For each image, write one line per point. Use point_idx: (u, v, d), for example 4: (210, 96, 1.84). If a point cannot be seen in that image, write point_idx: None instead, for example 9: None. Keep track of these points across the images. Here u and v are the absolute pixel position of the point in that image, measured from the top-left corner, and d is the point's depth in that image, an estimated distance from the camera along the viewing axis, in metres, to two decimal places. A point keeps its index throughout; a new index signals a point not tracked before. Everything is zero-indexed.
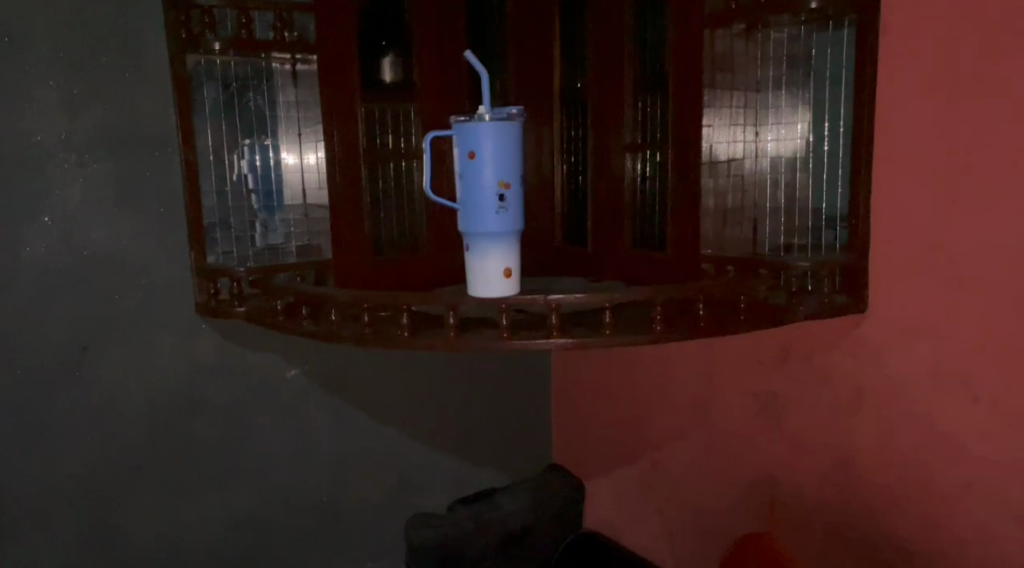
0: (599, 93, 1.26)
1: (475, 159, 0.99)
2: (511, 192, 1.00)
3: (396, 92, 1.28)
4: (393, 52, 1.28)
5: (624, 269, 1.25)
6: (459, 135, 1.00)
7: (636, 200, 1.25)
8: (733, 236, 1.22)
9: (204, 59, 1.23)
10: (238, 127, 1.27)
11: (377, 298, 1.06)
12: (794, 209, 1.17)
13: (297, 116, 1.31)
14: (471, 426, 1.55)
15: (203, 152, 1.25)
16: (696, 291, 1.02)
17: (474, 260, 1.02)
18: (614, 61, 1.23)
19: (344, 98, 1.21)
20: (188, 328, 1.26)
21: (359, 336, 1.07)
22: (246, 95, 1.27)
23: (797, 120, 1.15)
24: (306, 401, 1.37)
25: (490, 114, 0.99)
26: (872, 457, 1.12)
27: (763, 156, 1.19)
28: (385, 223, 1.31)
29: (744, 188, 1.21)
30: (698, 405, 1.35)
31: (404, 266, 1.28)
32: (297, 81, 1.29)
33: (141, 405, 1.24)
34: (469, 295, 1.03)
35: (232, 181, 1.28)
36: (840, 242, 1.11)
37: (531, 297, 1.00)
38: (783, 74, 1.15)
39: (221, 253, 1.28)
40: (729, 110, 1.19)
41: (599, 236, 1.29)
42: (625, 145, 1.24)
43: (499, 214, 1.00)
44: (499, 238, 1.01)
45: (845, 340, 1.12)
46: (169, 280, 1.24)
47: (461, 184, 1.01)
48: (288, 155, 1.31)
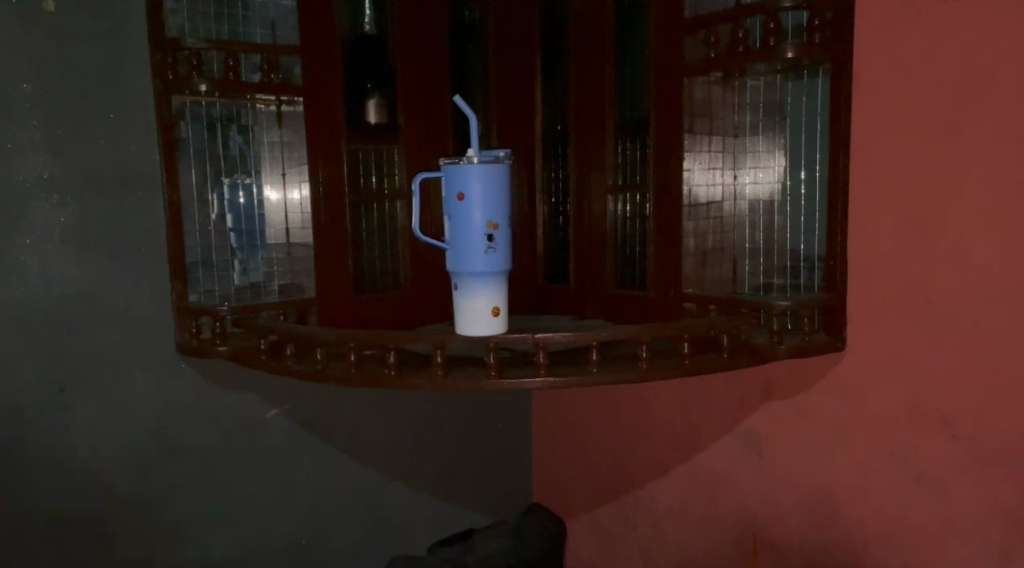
0: (580, 136, 1.29)
1: (463, 201, 1.00)
2: (499, 232, 1.02)
3: (382, 134, 1.29)
4: (378, 93, 1.29)
5: (607, 307, 1.27)
6: (448, 177, 1.01)
7: (618, 240, 1.27)
8: (712, 274, 1.22)
9: (190, 101, 1.24)
10: (219, 166, 1.27)
11: (364, 337, 1.06)
12: (772, 250, 1.18)
13: (282, 156, 1.29)
14: (451, 466, 1.54)
15: (187, 192, 1.25)
16: (681, 329, 1.03)
17: (462, 300, 1.03)
18: (595, 104, 1.26)
19: (329, 137, 1.24)
20: (169, 368, 1.24)
21: (346, 376, 1.07)
22: (229, 136, 1.27)
23: (773, 162, 1.17)
24: (286, 442, 1.35)
25: (478, 156, 1.01)
26: (854, 493, 1.13)
27: (741, 199, 1.21)
28: (369, 262, 1.31)
29: (723, 230, 1.22)
30: (679, 443, 1.36)
31: (387, 304, 1.30)
32: (281, 122, 1.29)
33: (117, 447, 1.21)
34: (457, 333, 1.04)
35: (214, 220, 1.27)
36: (817, 284, 1.14)
37: (519, 335, 1.01)
38: (759, 120, 1.18)
39: (203, 291, 1.27)
40: (708, 153, 1.20)
41: (582, 275, 1.31)
42: (608, 187, 1.27)
43: (488, 254, 1.01)
44: (487, 277, 1.02)
45: (825, 378, 1.14)
46: (148, 321, 1.22)
47: (450, 224, 1.02)
48: (272, 191, 1.30)
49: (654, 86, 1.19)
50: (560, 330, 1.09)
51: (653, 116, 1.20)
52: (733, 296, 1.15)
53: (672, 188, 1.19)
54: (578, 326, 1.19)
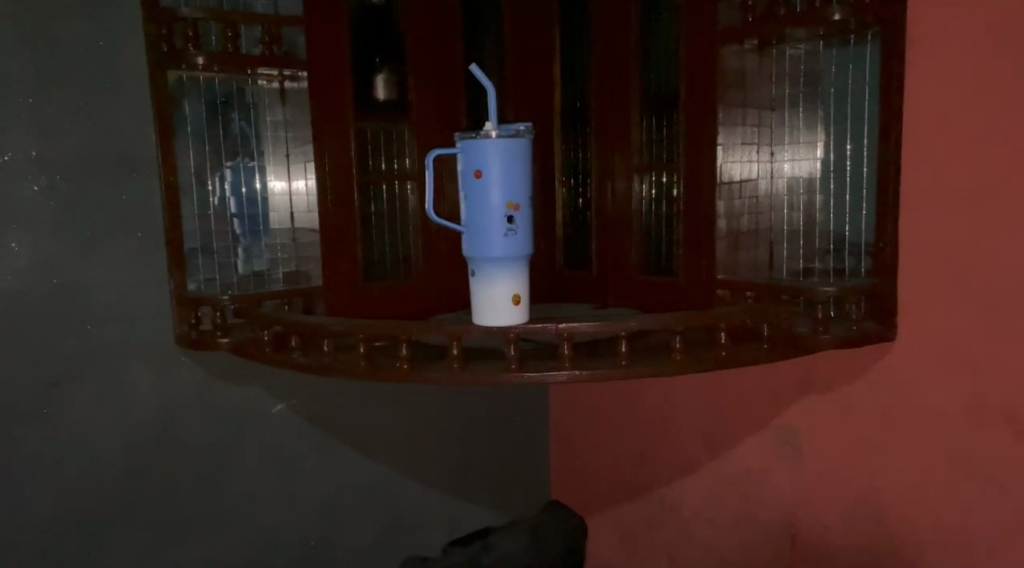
0: (603, 112, 1.21)
1: (481, 178, 0.92)
2: (519, 213, 0.93)
3: (392, 111, 1.22)
4: (387, 68, 1.22)
5: (632, 295, 1.20)
6: (464, 155, 0.93)
7: (643, 222, 1.19)
8: (746, 259, 1.13)
9: (187, 75, 1.15)
10: (220, 146, 1.19)
11: (372, 327, 0.98)
12: (812, 232, 1.10)
13: (286, 136, 1.22)
14: (466, 462, 1.47)
15: (184, 173, 1.17)
16: (718, 318, 0.95)
17: (480, 286, 0.95)
18: (620, 75, 1.18)
19: (336, 115, 1.17)
20: (167, 361, 1.17)
21: (355, 369, 1.00)
22: (231, 115, 1.20)
23: (815, 139, 1.09)
24: (292, 438, 1.28)
25: (497, 130, 0.92)
26: (902, 493, 1.05)
27: (778, 177, 1.12)
28: (377, 247, 1.24)
29: (758, 212, 1.13)
30: (709, 439, 1.28)
31: (398, 290, 1.23)
32: (286, 99, 1.22)
33: (114, 446, 1.14)
34: (475, 323, 0.96)
35: (215, 204, 1.20)
36: (865, 268, 1.04)
37: (541, 326, 0.93)
38: (800, 92, 1.09)
39: (203, 280, 1.19)
40: (742, 128, 1.11)
41: (605, 261, 1.23)
42: (633, 165, 1.18)
43: (507, 237, 0.93)
44: (506, 262, 0.94)
45: (869, 370, 1.06)
46: (145, 311, 1.15)
47: (466, 205, 0.94)
48: (275, 177, 1.23)
49: (684, 57, 1.10)
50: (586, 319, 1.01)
51: (682, 91, 1.11)
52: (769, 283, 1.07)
53: (706, 165, 1.10)
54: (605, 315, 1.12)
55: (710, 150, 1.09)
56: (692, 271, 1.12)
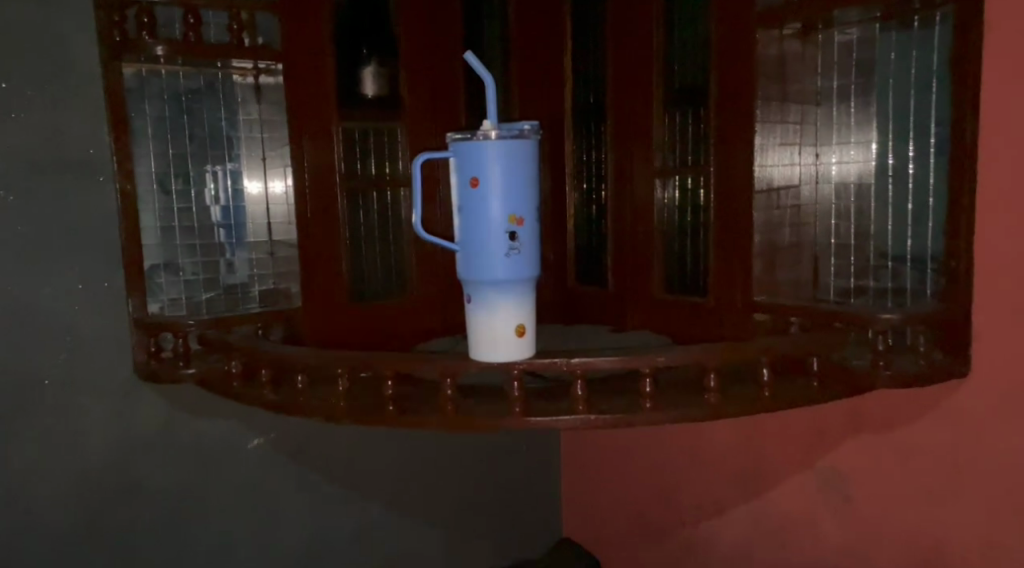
0: (620, 110, 1.07)
1: (478, 187, 0.77)
2: (524, 228, 0.78)
3: (381, 109, 1.08)
4: (375, 60, 1.07)
5: (655, 317, 1.06)
6: (459, 159, 0.78)
7: (665, 234, 1.05)
8: (784, 281, 0.98)
9: (146, 68, 1.02)
10: (186, 147, 1.05)
11: (351, 360, 0.85)
12: (863, 246, 0.94)
13: (261, 136, 1.08)
14: (468, 497, 1.33)
15: (144, 180, 1.03)
16: (758, 352, 0.80)
17: (478, 315, 0.80)
18: (636, 68, 1.04)
19: (315, 115, 1.04)
20: (127, 393, 1.03)
21: (333, 410, 0.86)
22: (199, 113, 1.06)
23: (874, 140, 0.92)
24: (270, 476, 1.14)
25: (497, 129, 0.77)
26: (972, 553, 0.89)
27: (825, 182, 0.96)
28: (367, 263, 1.10)
29: (801, 222, 0.98)
30: (741, 477, 1.13)
31: (390, 310, 1.11)
32: (261, 95, 1.07)
33: (66, 491, 1.01)
34: (472, 358, 0.81)
35: (180, 214, 1.05)
36: (932, 290, 0.88)
37: (550, 360, 0.80)
38: (851, 84, 0.93)
39: (167, 301, 1.05)
40: (783, 127, 0.96)
41: (622, 276, 1.10)
42: (654, 169, 1.04)
43: (509, 257, 0.78)
44: (509, 286, 0.79)
45: (935, 409, 0.90)
46: (102, 337, 1.01)
47: (461, 218, 0.79)
48: (250, 182, 1.09)
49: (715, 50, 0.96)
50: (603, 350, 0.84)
51: (712, 86, 0.97)
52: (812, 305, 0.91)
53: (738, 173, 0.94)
54: (626, 347, 0.98)
55: (748, 153, 0.94)
56: (724, 293, 0.98)
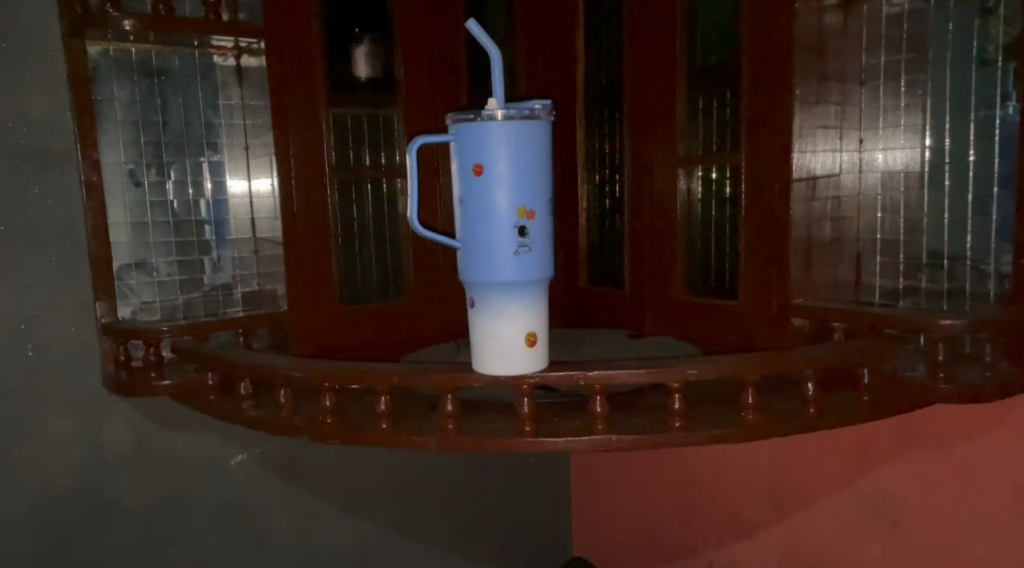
0: (637, 94, 0.98)
1: (482, 175, 0.67)
2: (535, 222, 0.68)
3: (374, 92, 0.98)
4: (368, 39, 0.98)
5: (676, 321, 0.97)
6: (460, 144, 0.68)
7: (688, 231, 0.96)
8: (825, 280, 0.88)
9: (114, 47, 0.91)
10: (159, 135, 0.95)
11: (340, 374, 0.74)
12: (914, 242, 0.84)
13: (244, 123, 0.97)
14: (472, 514, 1.23)
15: (113, 170, 0.92)
16: (804, 363, 0.70)
17: (483, 322, 0.70)
18: (659, 45, 0.95)
19: (303, 100, 0.94)
20: (94, 406, 0.93)
21: (319, 429, 0.76)
22: (173, 97, 0.95)
23: (928, 122, 0.82)
24: (255, 495, 1.04)
25: (506, 110, 0.67)
26: None
27: (869, 172, 0.87)
28: (360, 263, 1.00)
29: (842, 215, 0.88)
30: (771, 496, 1.03)
31: (386, 313, 1.01)
32: (243, 78, 0.97)
33: (26, 514, 0.90)
34: (476, 370, 0.71)
35: (154, 208, 0.95)
36: (1000, 292, 0.77)
37: (566, 374, 0.70)
38: (903, 59, 0.83)
39: (139, 305, 0.95)
40: (825, 108, 0.85)
41: (639, 275, 1.01)
42: (677, 157, 0.95)
43: (518, 256, 0.67)
44: (519, 289, 0.68)
45: (996, 425, 0.80)
46: (66, 344, 0.91)
47: (463, 211, 0.69)
48: (232, 177, 0.98)
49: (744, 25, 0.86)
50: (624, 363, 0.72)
51: (743, 67, 0.87)
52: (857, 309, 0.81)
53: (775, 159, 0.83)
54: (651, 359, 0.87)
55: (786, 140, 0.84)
56: (759, 297, 0.88)
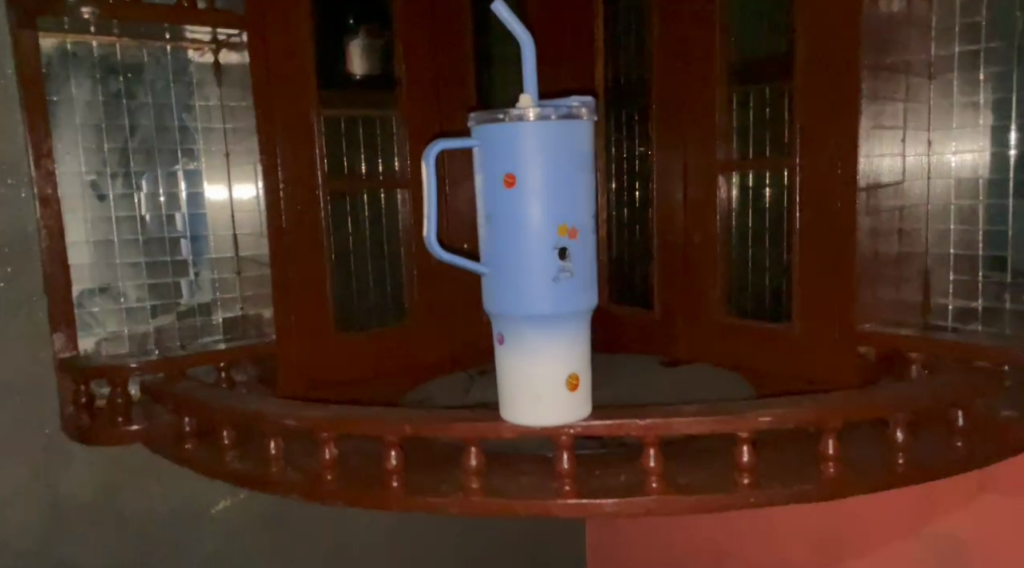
0: (669, 92, 0.87)
1: (515, 186, 0.55)
2: (578, 242, 0.56)
3: (372, 92, 0.87)
4: (362, 32, 0.87)
5: (717, 348, 0.87)
6: (487, 150, 0.56)
7: (727, 245, 0.86)
8: (889, 300, 0.78)
9: (71, 40, 0.78)
10: (126, 141, 0.82)
11: (342, 423, 0.63)
12: (996, 258, 0.74)
13: (223, 126, 0.86)
14: (476, 556, 1.12)
15: (71, 181, 0.79)
16: (893, 406, 0.60)
17: (515, 363, 0.58)
18: (697, 37, 0.84)
19: (293, 99, 0.82)
20: (50, 456, 0.79)
21: (316, 486, 0.64)
22: (141, 96, 0.83)
23: (1012, 121, 0.71)
24: (240, 549, 0.90)
25: (543, 108, 0.55)
26: None
27: (939, 178, 0.76)
28: (354, 286, 0.89)
29: (906, 228, 0.77)
30: (817, 540, 0.92)
31: (388, 340, 0.90)
32: (221, 75, 0.85)
33: None
34: (506, 419, 0.59)
35: (121, 225, 0.82)
36: None
37: (613, 423, 0.59)
38: (981, 51, 0.72)
39: (105, 334, 0.82)
40: (894, 106, 0.75)
41: (671, 296, 0.90)
42: (716, 163, 0.84)
43: (558, 282, 0.56)
44: (559, 322, 0.57)
45: None
46: (14, 384, 0.76)
47: (490, 230, 0.57)
48: (211, 185, 0.86)
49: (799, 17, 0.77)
50: (680, 407, 0.61)
51: (798, 65, 0.77)
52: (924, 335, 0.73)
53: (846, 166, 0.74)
54: (702, 399, 0.76)
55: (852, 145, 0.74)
56: (818, 323, 0.78)
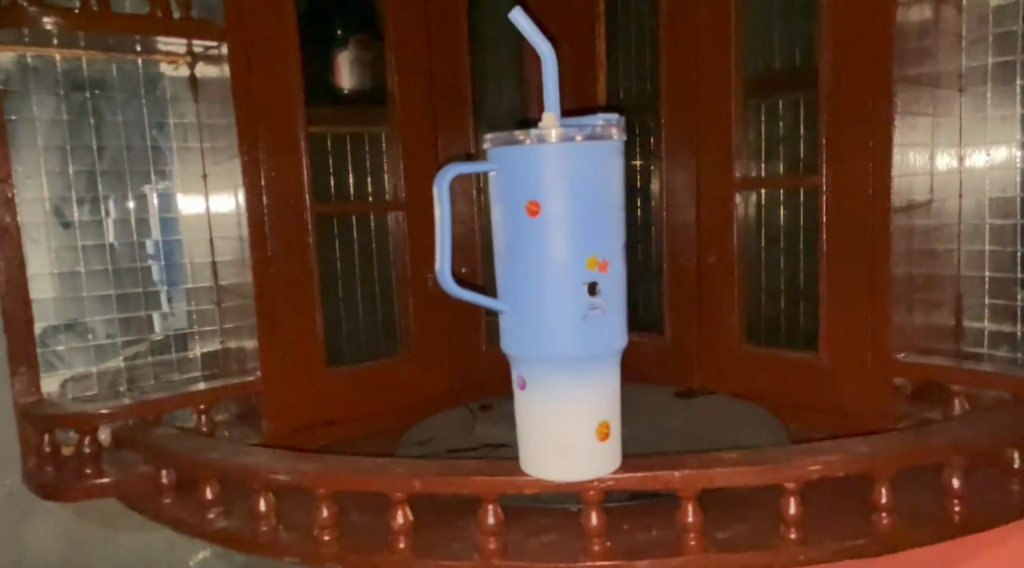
0: (679, 106, 0.82)
1: (539, 216, 0.49)
2: (608, 276, 0.50)
3: (362, 107, 0.81)
4: (351, 42, 0.80)
5: (734, 377, 0.82)
6: (506, 174, 0.50)
7: (747, 269, 0.81)
8: (921, 327, 0.72)
9: (32, 53, 0.72)
10: (93, 163, 0.75)
11: (344, 478, 0.56)
12: None
13: (200, 144, 0.79)
14: None
15: (31, 207, 0.72)
16: (948, 450, 0.55)
17: (538, 411, 0.52)
18: (711, 49, 0.79)
19: (280, 119, 0.76)
20: (12, 513, 0.71)
21: (315, 548, 0.58)
22: (109, 113, 0.75)
23: None
24: None
25: (568, 128, 0.49)
26: None
27: (972, 197, 0.70)
28: (344, 317, 0.82)
29: (937, 250, 0.71)
30: None
31: (383, 373, 0.84)
32: (198, 90, 0.78)
33: None
34: (528, 472, 0.53)
35: (87, 254, 0.75)
36: None
37: (648, 476, 0.53)
38: (1015, 61, 0.66)
39: (73, 374, 0.74)
40: (925, 120, 0.70)
41: (684, 322, 0.85)
42: (733, 181, 0.79)
43: (587, 322, 0.50)
44: (588, 366, 0.51)
45: None
46: None
47: (510, 263, 0.51)
48: (186, 198, 0.79)
49: (823, 27, 0.72)
50: (718, 454, 0.56)
51: (822, 77, 0.72)
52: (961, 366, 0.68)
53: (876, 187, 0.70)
54: (728, 435, 0.70)
55: (883, 163, 0.69)
56: (848, 353, 0.73)
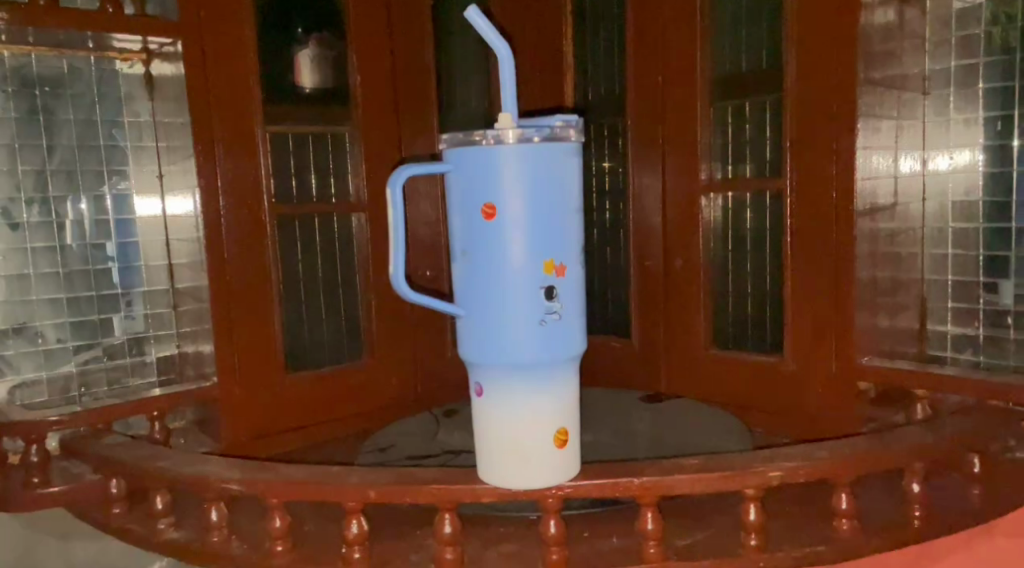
0: (647, 108, 0.82)
1: (495, 218, 0.48)
2: (566, 278, 0.49)
3: (324, 107, 0.80)
4: (312, 40, 0.79)
5: (701, 381, 0.81)
6: (461, 176, 0.49)
7: (713, 273, 0.80)
8: (888, 331, 0.71)
9: None
10: (43, 163, 0.72)
11: (297, 487, 0.55)
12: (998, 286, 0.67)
13: (155, 143, 0.77)
14: None
15: None
16: (909, 456, 0.55)
17: (496, 418, 0.51)
18: (681, 51, 0.78)
19: (239, 118, 0.74)
20: None
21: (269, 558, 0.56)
22: (60, 111, 0.73)
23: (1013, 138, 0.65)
24: None
25: (525, 128, 0.48)
26: None
27: (935, 199, 0.70)
28: (305, 321, 0.81)
29: (901, 252, 0.71)
30: None
31: (344, 378, 0.82)
32: (153, 88, 0.77)
33: None
34: (487, 481, 0.52)
35: (36, 258, 0.72)
36: None
37: (608, 483, 0.52)
38: (978, 64, 0.66)
39: (24, 380, 0.72)
40: (891, 123, 0.69)
41: (652, 325, 0.85)
42: (699, 184, 0.79)
43: (545, 326, 0.49)
44: (547, 371, 0.50)
45: None
46: None
47: (467, 267, 0.49)
48: (142, 200, 0.77)
49: (790, 30, 0.71)
50: (680, 460, 0.55)
51: (788, 80, 0.72)
52: (932, 372, 0.66)
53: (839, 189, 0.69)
54: (692, 440, 0.70)
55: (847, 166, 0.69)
56: (813, 357, 0.73)
